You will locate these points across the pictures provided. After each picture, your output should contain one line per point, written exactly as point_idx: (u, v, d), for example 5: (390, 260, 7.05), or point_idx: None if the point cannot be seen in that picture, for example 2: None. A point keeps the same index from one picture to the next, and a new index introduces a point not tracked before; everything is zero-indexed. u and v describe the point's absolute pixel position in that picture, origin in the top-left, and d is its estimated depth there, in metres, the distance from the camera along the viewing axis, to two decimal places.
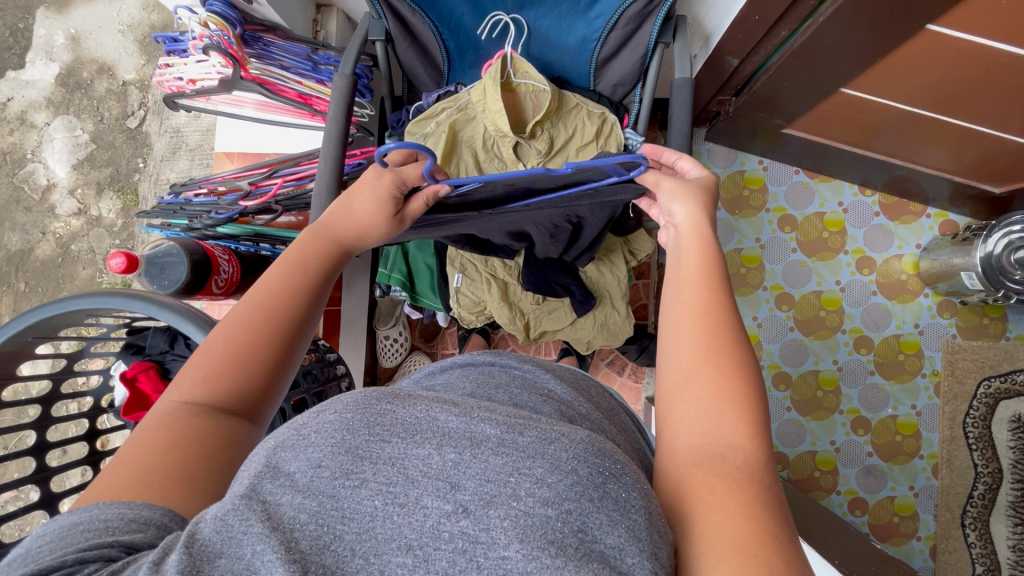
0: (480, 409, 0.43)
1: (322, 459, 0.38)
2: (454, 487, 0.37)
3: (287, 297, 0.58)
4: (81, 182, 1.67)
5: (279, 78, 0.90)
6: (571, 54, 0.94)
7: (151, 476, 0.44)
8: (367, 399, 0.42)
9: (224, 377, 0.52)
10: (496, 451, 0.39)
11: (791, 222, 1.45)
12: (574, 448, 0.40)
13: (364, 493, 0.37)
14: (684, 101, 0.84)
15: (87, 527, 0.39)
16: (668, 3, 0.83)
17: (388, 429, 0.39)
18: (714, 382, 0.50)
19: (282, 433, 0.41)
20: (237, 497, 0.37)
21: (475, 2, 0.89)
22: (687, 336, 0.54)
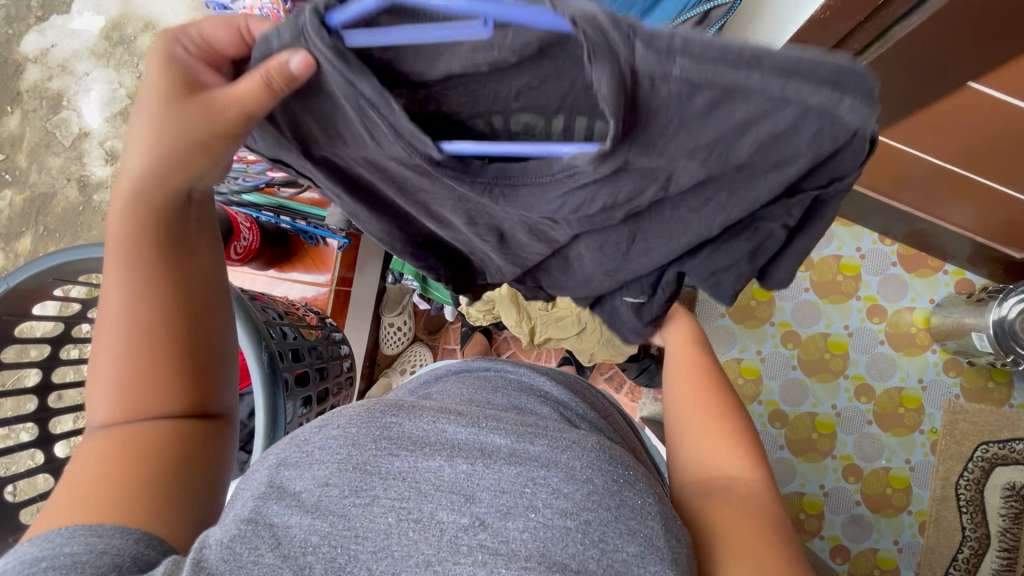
0: (486, 421, 0.52)
1: (330, 478, 0.46)
2: (469, 500, 0.45)
3: (154, 292, 0.52)
4: (113, 135, 1.70)
5: None
6: None
7: (102, 497, 0.45)
8: (363, 417, 0.51)
9: (137, 396, 0.51)
10: (509, 463, 0.47)
11: (807, 261, 1.44)
12: (585, 457, 0.49)
13: (377, 510, 0.44)
14: None
15: (51, 564, 0.40)
16: (716, 27, 0.83)
17: (397, 446, 0.48)
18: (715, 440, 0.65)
19: (287, 454, 0.49)
20: (242, 524, 0.43)
21: None
22: (687, 402, 0.72)
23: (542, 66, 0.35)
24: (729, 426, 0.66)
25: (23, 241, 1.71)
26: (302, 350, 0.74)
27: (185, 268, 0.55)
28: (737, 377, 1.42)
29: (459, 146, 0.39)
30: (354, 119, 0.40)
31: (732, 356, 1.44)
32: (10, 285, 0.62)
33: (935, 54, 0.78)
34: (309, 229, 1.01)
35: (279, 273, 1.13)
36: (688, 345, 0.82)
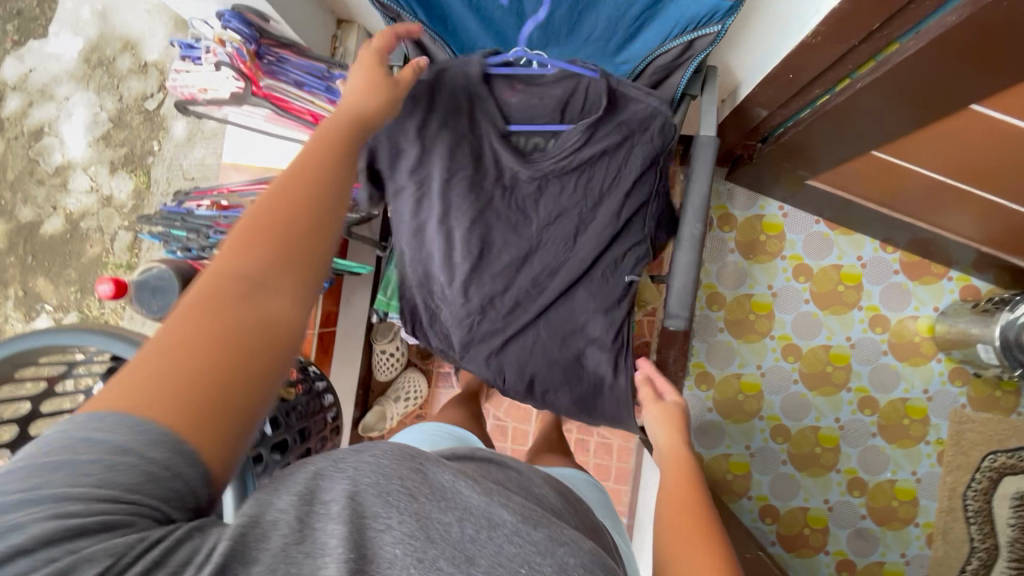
0: (499, 492, 0.47)
1: (361, 491, 0.40)
2: (468, 562, 0.40)
3: (319, 179, 0.49)
4: (96, 160, 1.67)
5: (290, 96, 0.89)
6: None
7: (188, 365, 0.37)
8: (401, 447, 0.45)
9: (250, 257, 0.43)
10: (510, 539, 0.42)
11: (806, 271, 1.40)
12: (581, 557, 0.43)
13: (387, 542, 0.38)
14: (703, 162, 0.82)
15: (94, 467, 0.33)
16: (700, 57, 0.79)
17: (422, 486, 0.42)
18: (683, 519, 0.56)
19: (328, 457, 0.43)
20: (271, 515, 0.38)
21: (500, 35, 0.86)
22: (669, 484, 0.64)
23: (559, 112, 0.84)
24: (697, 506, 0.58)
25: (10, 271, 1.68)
26: (280, 415, 0.72)
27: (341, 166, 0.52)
28: (738, 393, 1.39)
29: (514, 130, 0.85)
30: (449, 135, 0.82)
31: (732, 372, 1.40)
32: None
33: (937, 77, 0.74)
34: None
35: None
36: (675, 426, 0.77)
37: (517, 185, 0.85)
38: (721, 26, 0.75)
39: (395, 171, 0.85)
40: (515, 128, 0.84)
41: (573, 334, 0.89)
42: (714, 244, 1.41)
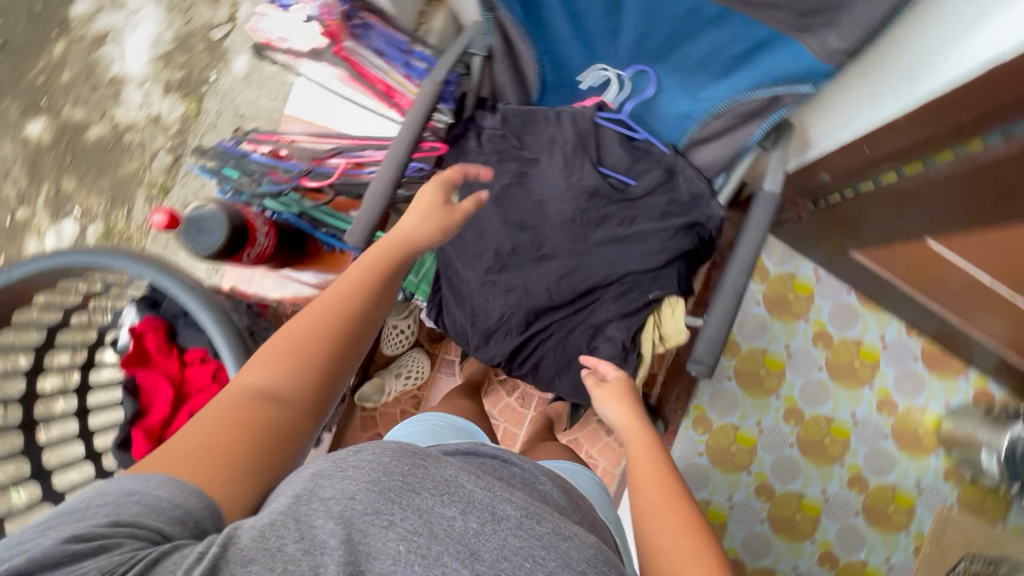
0: (502, 489, 0.55)
1: (357, 492, 0.49)
2: (473, 555, 0.48)
3: (354, 305, 0.63)
4: (152, 78, 1.68)
5: (369, 64, 0.90)
6: (665, 121, 0.89)
7: (210, 455, 0.51)
8: (396, 450, 0.54)
9: (287, 364, 0.59)
10: (513, 533, 0.50)
11: (826, 339, 1.39)
12: (584, 550, 0.51)
13: (389, 535, 0.48)
14: (761, 216, 0.81)
15: (131, 501, 0.46)
16: (782, 112, 0.78)
17: (420, 485, 0.52)
18: (664, 509, 0.60)
19: (324, 464, 0.53)
20: (277, 515, 0.48)
21: (587, 47, 0.84)
22: (639, 470, 0.67)
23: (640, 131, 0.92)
24: (676, 496, 0.62)
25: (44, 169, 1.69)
26: None
27: (375, 288, 0.66)
28: (731, 444, 1.39)
29: (602, 122, 0.91)
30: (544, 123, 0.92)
31: (731, 422, 1.40)
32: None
33: (1013, 184, 0.72)
34: (327, 239, 0.92)
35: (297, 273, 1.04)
36: (633, 408, 0.81)
37: (596, 191, 0.92)
38: (814, 87, 0.72)
39: (482, 146, 0.94)
40: (603, 122, 0.91)
41: (598, 334, 0.94)
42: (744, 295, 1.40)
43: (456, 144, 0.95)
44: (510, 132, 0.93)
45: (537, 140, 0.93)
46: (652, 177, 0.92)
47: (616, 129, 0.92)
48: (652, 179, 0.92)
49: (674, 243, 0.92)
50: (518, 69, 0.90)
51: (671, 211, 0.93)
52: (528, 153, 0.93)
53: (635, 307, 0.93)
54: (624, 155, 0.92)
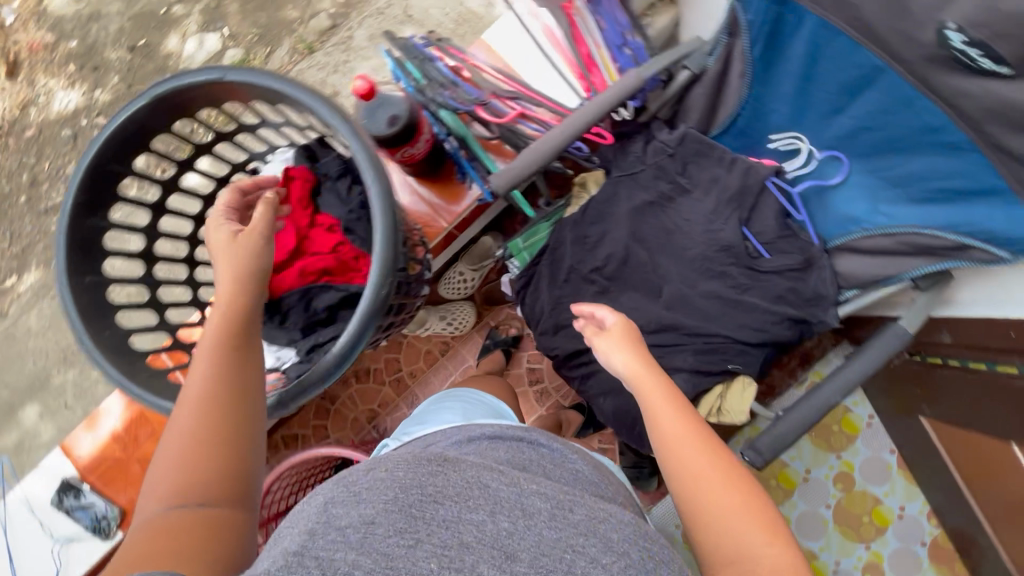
0: (524, 483, 0.56)
1: (375, 516, 0.48)
2: (508, 557, 0.48)
3: (215, 376, 0.56)
4: None
5: (585, 30, 0.89)
6: (829, 215, 0.88)
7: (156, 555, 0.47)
8: (411, 463, 0.55)
9: (188, 472, 0.53)
10: (547, 525, 0.51)
11: (847, 482, 1.36)
12: (622, 530, 0.53)
13: (420, 553, 0.47)
14: (883, 345, 0.78)
15: None
16: (959, 263, 0.73)
17: (438, 497, 0.51)
18: (716, 480, 0.58)
19: (332, 495, 0.52)
20: (281, 560, 0.45)
21: (798, 111, 0.82)
22: (665, 428, 0.63)
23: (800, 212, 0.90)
24: (729, 468, 0.60)
25: None
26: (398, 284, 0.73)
27: (234, 350, 0.58)
28: None
29: (770, 186, 0.90)
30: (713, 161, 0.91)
31: None
32: (228, 81, 0.58)
33: None
34: (466, 168, 0.92)
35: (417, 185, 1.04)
36: (642, 354, 0.70)
37: (730, 247, 0.91)
38: (1010, 257, 0.67)
39: (646, 154, 0.93)
40: (772, 187, 0.90)
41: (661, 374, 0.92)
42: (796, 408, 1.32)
43: (622, 141, 0.94)
44: (676, 154, 0.92)
45: (699, 174, 0.92)
46: (789, 259, 0.90)
47: (778, 199, 0.90)
48: (789, 260, 0.90)
49: (778, 329, 0.91)
50: (718, 100, 0.89)
51: (789, 297, 0.90)
52: (684, 181, 0.92)
53: (711, 368, 0.91)
54: (774, 225, 0.90)
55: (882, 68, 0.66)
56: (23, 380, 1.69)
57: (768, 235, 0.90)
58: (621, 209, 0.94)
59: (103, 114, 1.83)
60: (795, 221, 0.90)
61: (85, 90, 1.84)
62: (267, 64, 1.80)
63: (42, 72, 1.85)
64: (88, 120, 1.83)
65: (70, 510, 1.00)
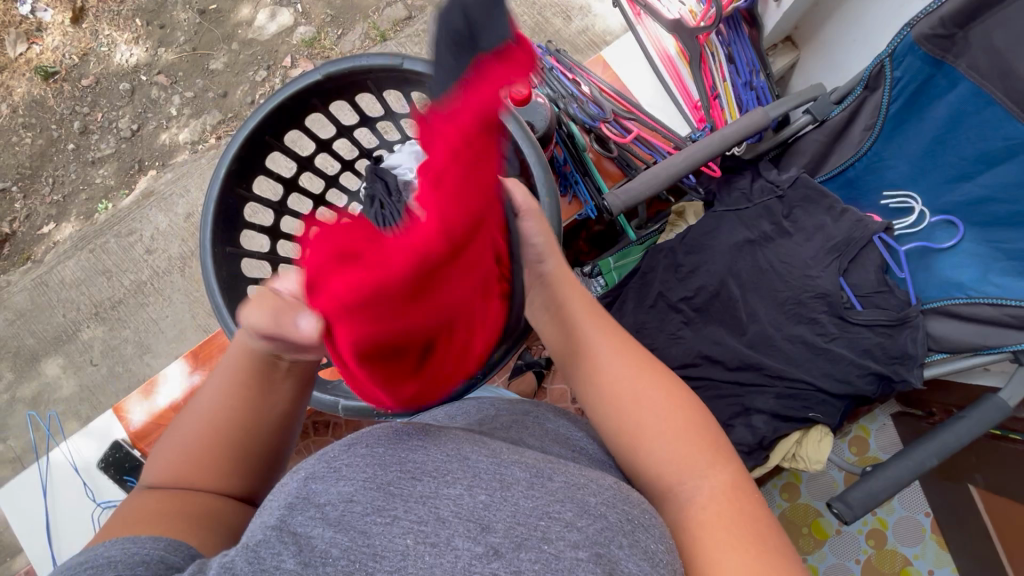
0: (507, 455, 0.53)
1: (354, 494, 0.46)
2: (485, 529, 0.45)
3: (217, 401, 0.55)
4: None
5: (714, 62, 0.88)
6: (930, 277, 0.87)
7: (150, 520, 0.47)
8: (388, 438, 0.53)
9: (185, 471, 0.53)
10: (525, 495, 0.48)
11: (879, 539, 1.34)
12: (602, 497, 0.50)
13: (396, 530, 0.43)
14: (982, 417, 0.78)
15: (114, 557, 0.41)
16: None
17: (415, 474, 0.49)
18: (661, 391, 0.58)
19: (314, 467, 0.49)
20: (266, 530, 0.43)
21: (917, 171, 0.83)
22: (599, 345, 0.60)
23: (899, 269, 0.90)
24: (669, 390, 0.59)
25: None
26: None
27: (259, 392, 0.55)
28: None
29: (876, 238, 0.90)
30: (823, 207, 0.91)
31: None
32: (404, 68, 0.66)
33: None
34: (575, 182, 0.91)
35: None
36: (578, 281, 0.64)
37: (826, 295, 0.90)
38: None
39: (753, 193, 0.93)
40: (878, 239, 0.90)
41: (740, 414, 0.91)
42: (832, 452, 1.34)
43: (729, 177, 0.94)
44: (785, 196, 0.92)
45: (804, 219, 0.92)
46: (887, 314, 0.88)
47: (880, 253, 0.90)
48: (889, 316, 0.88)
49: (866, 384, 0.89)
50: (835, 152, 0.90)
51: (880, 349, 0.88)
52: (790, 223, 0.92)
53: (794, 416, 0.90)
54: (875, 280, 0.90)
55: None
56: (49, 330, 1.65)
57: (866, 288, 0.90)
58: (722, 243, 0.94)
59: (163, 73, 1.80)
60: (894, 277, 0.90)
61: (149, 47, 1.82)
62: (337, 45, 1.79)
63: (107, 22, 1.83)
64: (148, 77, 1.80)
65: (114, 476, 0.97)
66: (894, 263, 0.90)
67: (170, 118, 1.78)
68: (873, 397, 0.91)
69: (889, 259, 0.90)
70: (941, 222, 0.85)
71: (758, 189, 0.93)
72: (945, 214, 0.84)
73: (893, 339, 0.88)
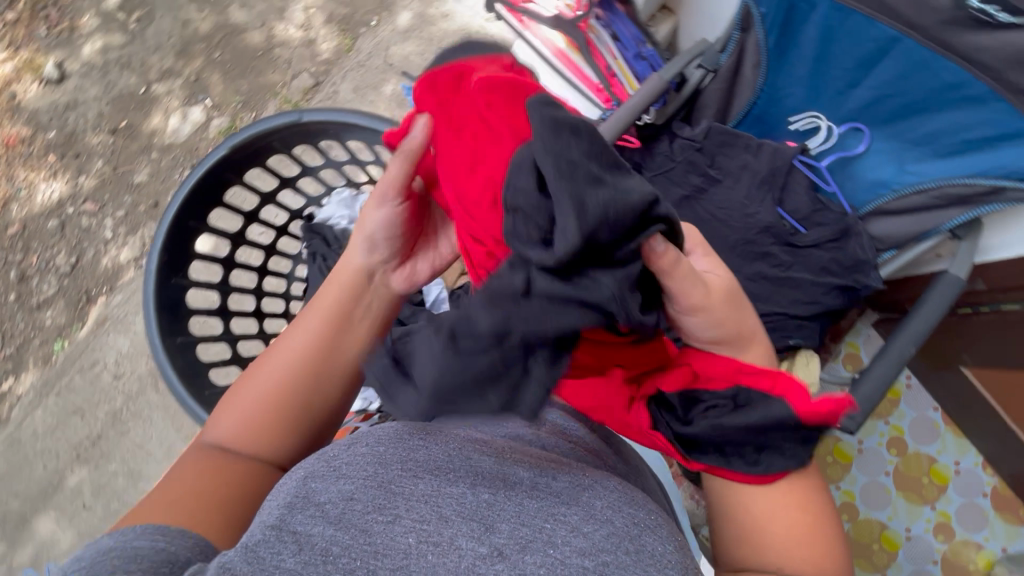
0: (509, 464, 0.63)
1: (355, 494, 0.56)
2: (487, 531, 0.55)
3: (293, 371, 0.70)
4: (319, 5, 1.89)
5: (602, 46, 0.92)
6: (857, 184, 0.91)
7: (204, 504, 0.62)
8: (391, 438, 0.63)
9: (252, 428, 0.68)
10: (530, 500, 0.59)
11: (900, 446, 1.38)
12: (601, 503, 0.60)
13: (399, 529, 0.53)
14: (941, 296, 0.81)
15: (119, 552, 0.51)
16: (992, 207, 0.78)
17: (418, 475, 0.59)
18: (794, 499, 0.66)
19: (316, 469, 0.59)
20: (267, 531, 0.51)
21: (811, 93, 0.88)
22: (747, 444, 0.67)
23: (828, 185, 0.94)
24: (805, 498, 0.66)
25: (196, 57, 1.88)
26: None
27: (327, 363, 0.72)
28: None
29: (797, 162, 0.94)
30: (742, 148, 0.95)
31: None
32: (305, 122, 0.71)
33: None
34: None
35: None
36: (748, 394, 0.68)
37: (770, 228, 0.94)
38: None
39: (675, 152, 0.97)
40: (798, 162, 0.94)
41: None
42: None
43: (649, 144, 0.98)
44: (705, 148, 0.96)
45: (728, 163, 0.96)
46: (829, 228, 0.92)
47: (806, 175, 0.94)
48: (831, 230, 0.92)
49: (832, 299, 0.93)
50: (735, 95, 0.94)
51: (833, 263, 0.92)
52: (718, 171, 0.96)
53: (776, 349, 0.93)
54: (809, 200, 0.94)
55: (895, 38, 0.73)
56: (34, 487, 1.58)
57: (804, 211, 0.94)
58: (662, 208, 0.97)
59: (90, 199, 1.79)
60: (826, 193, 0.94)
61: (69, 178, 1.81)
62: None
63: (20, 166, 1.82)
64: (75, 208, 1.79)
65: None
66: (821, 181, 0.94)
67: (106, 241, 1.76)
68: (842, 308, 0.94)
69: (816, 177, 0.94)
70: (848, 131, 0.88)
71: (678, 148, 0.97)
72: (850, 123, 0.88)
73: (844, 250, 0.92)
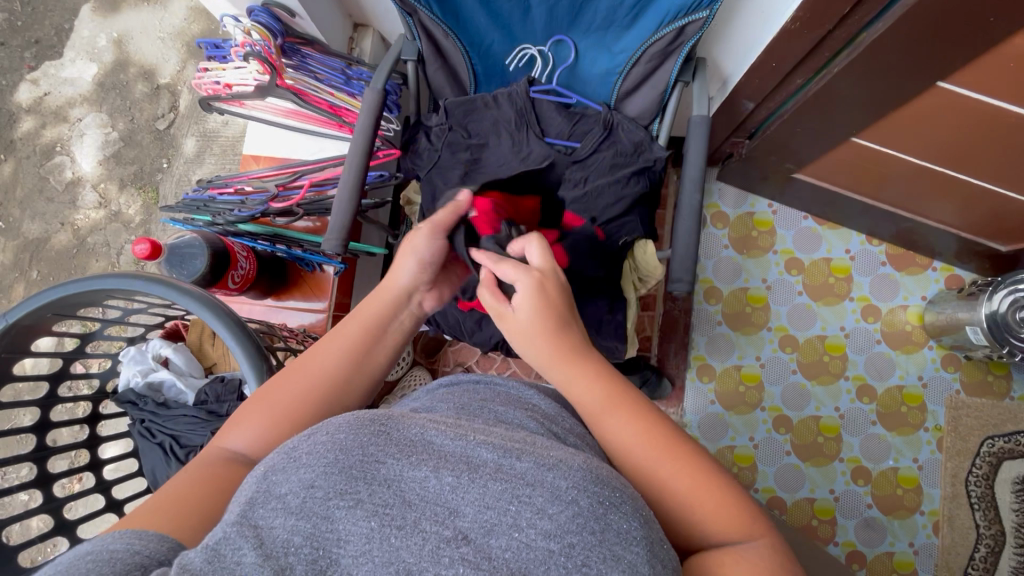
0: (476, 434, 0.47)
1: (315, 480, 0.42)
2: (453, 513, 0.41)
3: (343, 368, 0.65)
4: (105, 177, 1.84)
5: (311, 88, 0.96)
6: (593, 84, 0.98)
7: (183, 510, 0.49)
8: (358, 420, 0.47)
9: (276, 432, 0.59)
10: (494, 477, 0.43)
11: (798, 265, 1.46)
12: (573, 478, 0.43)
13: (359, 514, 0.40)
14: (699, 138, 0.88)
15: (94, 557, 0.40)
16: (690, 43, 0.87)
17: (384, 451, 0.44)
18: (650, 443, 0.56)
19: (274, 459, 0.45)
20: (229, 526, 0.40)
21: (507, 31, 0.93)
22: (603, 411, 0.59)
23: (573, 97, 0.99)
24: (656, 433, 0.57)
25: (17, 288, 1.81)
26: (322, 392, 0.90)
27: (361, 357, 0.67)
28: (739, 384, 1.41)
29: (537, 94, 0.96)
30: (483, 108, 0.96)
31: (733, 363, 1.43)
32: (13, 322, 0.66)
33: (904, 53, 0.84)
34: (305, 255, 0.99)
35: (277, 302, 1.08)
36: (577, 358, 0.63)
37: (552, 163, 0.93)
38: (708, 12, 0.82)
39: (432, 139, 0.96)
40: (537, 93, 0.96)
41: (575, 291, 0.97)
42: (708, 240, 1.48)
43: (410, 149, 0.97)
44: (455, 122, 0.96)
45: (479, 126, 0.96)
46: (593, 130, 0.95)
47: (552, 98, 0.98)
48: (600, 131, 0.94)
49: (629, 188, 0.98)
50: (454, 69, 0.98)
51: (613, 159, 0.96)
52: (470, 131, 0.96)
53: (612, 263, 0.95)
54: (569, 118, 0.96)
55: None
56: None
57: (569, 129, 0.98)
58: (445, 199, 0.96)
59: None
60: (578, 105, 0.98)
61: None
62: None
63: None
64: None
65: None
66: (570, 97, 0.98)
67: None
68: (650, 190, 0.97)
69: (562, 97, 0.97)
70: (554, 44, 0.94)
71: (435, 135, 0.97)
72: (552, 38, 0.93)
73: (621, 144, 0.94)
